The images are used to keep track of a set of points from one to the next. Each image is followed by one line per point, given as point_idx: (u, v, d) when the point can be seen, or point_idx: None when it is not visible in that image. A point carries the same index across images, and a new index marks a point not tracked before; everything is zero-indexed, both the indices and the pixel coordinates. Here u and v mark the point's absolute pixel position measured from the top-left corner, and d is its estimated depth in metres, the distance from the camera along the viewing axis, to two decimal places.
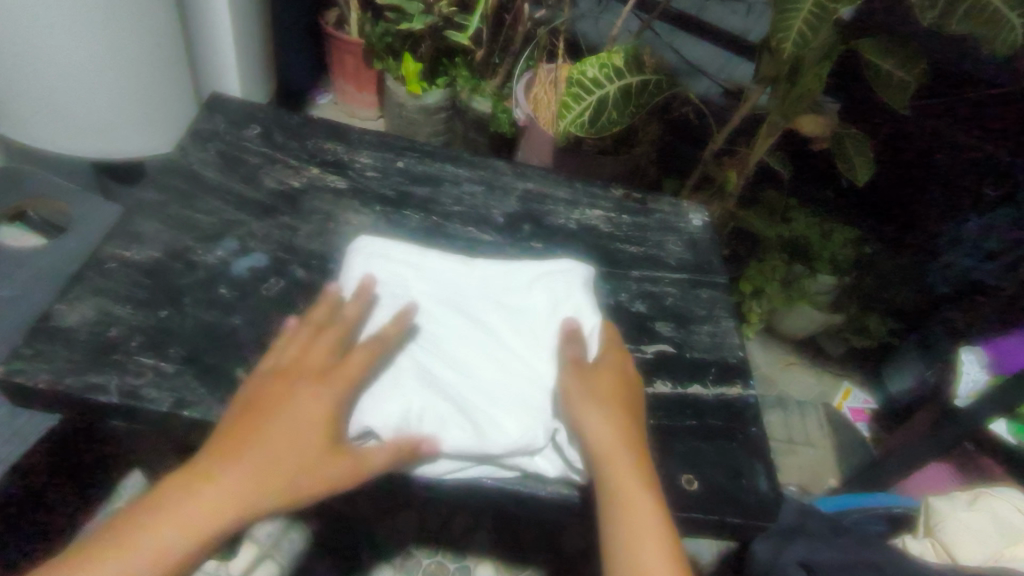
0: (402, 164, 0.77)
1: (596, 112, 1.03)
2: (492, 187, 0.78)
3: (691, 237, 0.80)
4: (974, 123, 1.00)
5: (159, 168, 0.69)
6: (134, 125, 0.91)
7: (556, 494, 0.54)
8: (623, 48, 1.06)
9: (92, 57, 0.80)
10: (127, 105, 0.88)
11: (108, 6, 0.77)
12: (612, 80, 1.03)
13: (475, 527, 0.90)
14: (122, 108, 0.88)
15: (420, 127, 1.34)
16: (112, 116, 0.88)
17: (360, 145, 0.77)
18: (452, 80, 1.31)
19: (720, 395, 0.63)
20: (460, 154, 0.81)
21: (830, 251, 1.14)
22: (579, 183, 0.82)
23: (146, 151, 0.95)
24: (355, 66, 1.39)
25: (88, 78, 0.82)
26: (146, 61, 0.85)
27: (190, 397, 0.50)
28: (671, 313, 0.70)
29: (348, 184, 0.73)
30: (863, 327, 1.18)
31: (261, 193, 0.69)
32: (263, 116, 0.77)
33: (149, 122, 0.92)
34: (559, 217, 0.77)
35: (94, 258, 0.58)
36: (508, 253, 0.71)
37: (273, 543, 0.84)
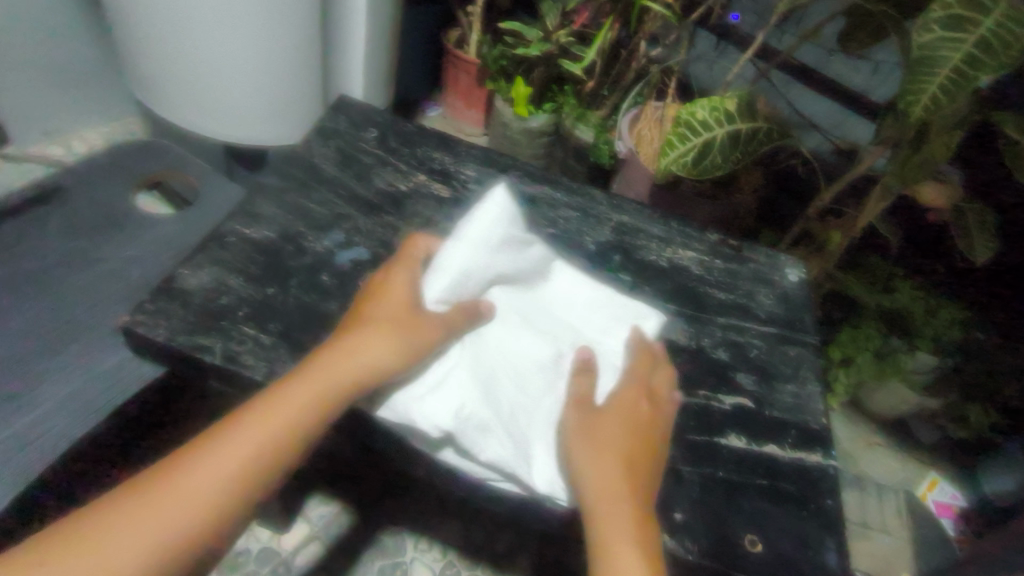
0: (504, 181, 0.79)
1: (701, 154, 1.02)
2: (587, 215, 0.79)
3: (785, 292, 0.77)
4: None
5: (284, 158, 0.74)
6: (266, 114, 0.99)
7: None
8: (737, 94, 1.05)
9: (242, 51, 0.89)
10: (265, 95, 0.96)
11: (261, 9, 0.85)
12: (722, 124, 1.01)
13: (519, 548, 0.89)
14: (260, 99, 0.96)
15: (521, 149, 1.38)
16: (251, 105, 0.96)
17: (466, 158, 0.81)
18: (559, 107, 1.34)
19: (797, 459, 0.60)
20: (560, 180, 0.82)
21: (935, 329, 1.06)
22: (674, 222, 0.82)
23: (273, 139, 1.04)
24: (468, 84, 1.45)
25: (236, 69, 0.91)
26: (286, 60, 0.93)
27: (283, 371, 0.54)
28: (754, 366, 0.68)
29: (450, 194, 0.76)
30: (962, 416, 1.11)
31: (370, 191, 0.73)
32: (382, 121, 0.82)
33: (280, 113, 1.00)
34: (650, 253, 0.77)
35: (218, 232, 0.64)
36: (594, 281, 0.71)
37: (324, 525, 0.87)
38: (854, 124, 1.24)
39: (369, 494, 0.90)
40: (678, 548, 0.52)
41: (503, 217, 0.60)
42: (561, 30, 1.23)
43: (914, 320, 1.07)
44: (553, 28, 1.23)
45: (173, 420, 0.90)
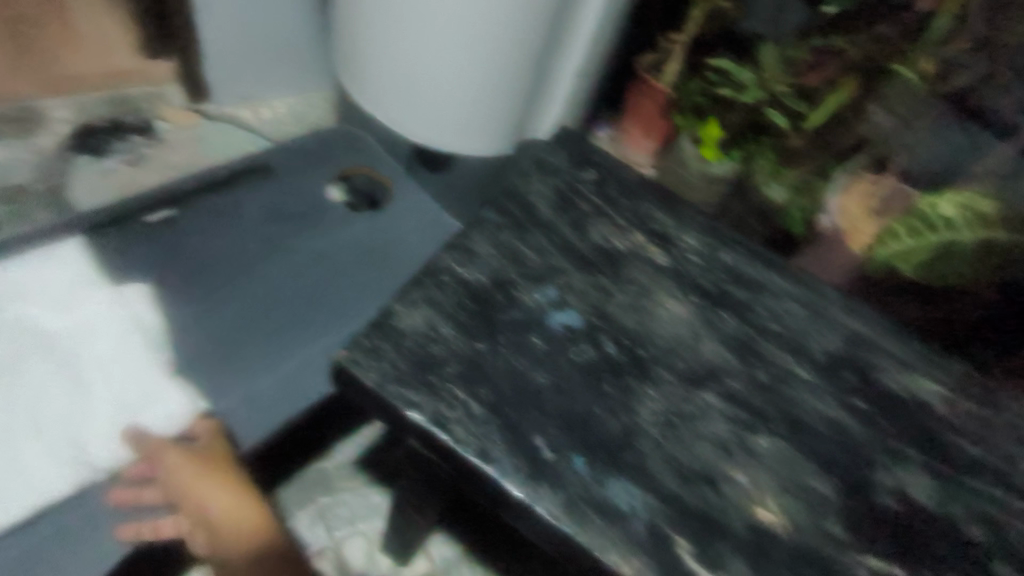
0: (725, 256, 0.70)
1: (934, 254, 0.88)
2: (819, 315, 0.68)
3: None
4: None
5: (500, 191, 0.69)
6: (462, 118, 0.95)
7: None
8: (992, 195, 0.90)
9: (455, 48, 0.85)
10: (466, 99, 0.92)
11: (498, 18, 0.81)
12: (968, 227, 0.87)
13: None
14: (461, 101, 0.92)
15: (696, 193, 1.27)
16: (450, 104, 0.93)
17: (687, 221, 0.72)
18: (753, 158, 1.20)
19: None
20: (786, 262, 0.72)
21: None
22: (919, 342, 0.69)
23: (457, 146, 0.99)
24: (651, 114, 1.33)
25: (446, 65, 0.88)
26: (507, 69, 0.88)
27: (491, 450, 0.48)
28: (1017, 559, 0.54)
29: (669, 263, 0.67)
30: None
31: (585, 244, 0.67)
32: (601, 162, 0.76)
33: (474, 120, 0.96)
34: (888, 377, 0.65)
35: (431, 265, 0.59)
36: (826, 404, 0.60)
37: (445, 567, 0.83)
38: None
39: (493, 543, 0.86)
40: None
41: (56, 265, 0.77)
42: (777, 74, 1.10)
43: None
44: (770, 74, 1.10)
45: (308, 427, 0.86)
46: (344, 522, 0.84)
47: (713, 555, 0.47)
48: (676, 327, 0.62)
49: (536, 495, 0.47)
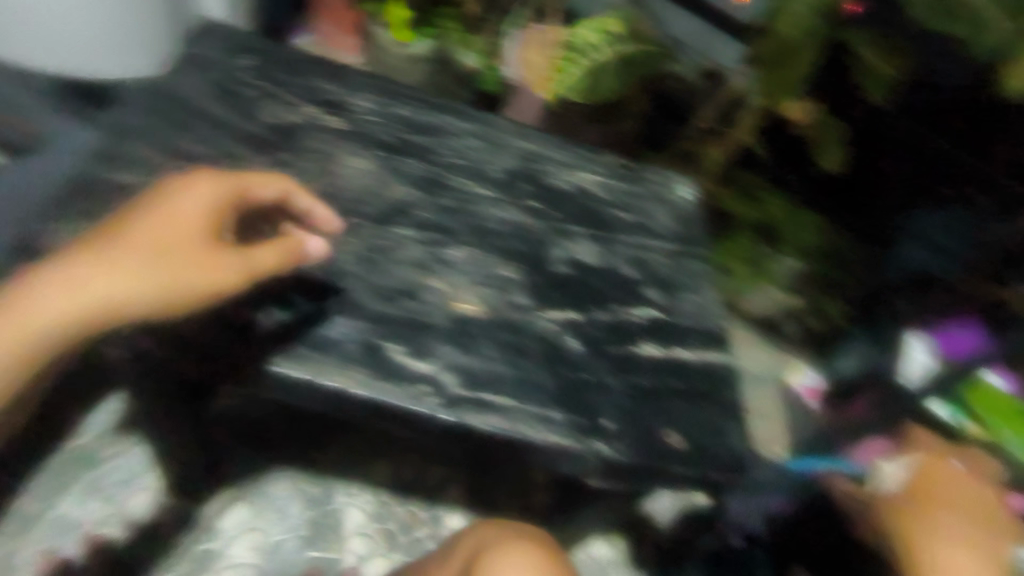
0: (399, 110, 0.76)
1: (593, 76, 1.04)
2: (491, 143, 0.78)
3: (679, 209, 0.83)
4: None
5: (151, 94, 0.66)
6: (101, 38, 0.85)
7: (552, 444, 0.54)
8: (621, 16, 1.07)
9: None
10: (96, 14, 0.82)
11: None
12: (610, 46, 1.04)
13: (450, 478, 0.92)
14: (90, 17, 0.82)
15: (404, 75, 1.31)
16: (80, 24, 0.82)
17: (358, 87, 0.76)
18: (441, 32, 1.28)
19: (704, 360, 0.67)
20: (456, 106, 0.80)
21: (798, 235, 1.18)
22: (575, 147, 0.83)
23: (112, 71, 0.89)
24: (339, 7, 1.35)
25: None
26: None
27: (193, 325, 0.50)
28: (659, 280, 0.72)
29: (347, 127, 0.71)
30: (820, 310, 1.25)
31: (257, 127, 0.67)
32: (258, 48, 0.75)
33: (119, 38, 0.86)
34: (554, 178, 0.78)
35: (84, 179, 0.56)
36: (506, 210, 0.71)
37: (245, 485, 0.84)
38: None
39: (290, 448, 0.87)
40: (612, 453, 0.55)
41: None
42: None
43: (784, 227, 1.19)
44: None
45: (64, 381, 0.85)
46: (122, 480, 0.81)
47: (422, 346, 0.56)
48: (362, 181, 0.67)
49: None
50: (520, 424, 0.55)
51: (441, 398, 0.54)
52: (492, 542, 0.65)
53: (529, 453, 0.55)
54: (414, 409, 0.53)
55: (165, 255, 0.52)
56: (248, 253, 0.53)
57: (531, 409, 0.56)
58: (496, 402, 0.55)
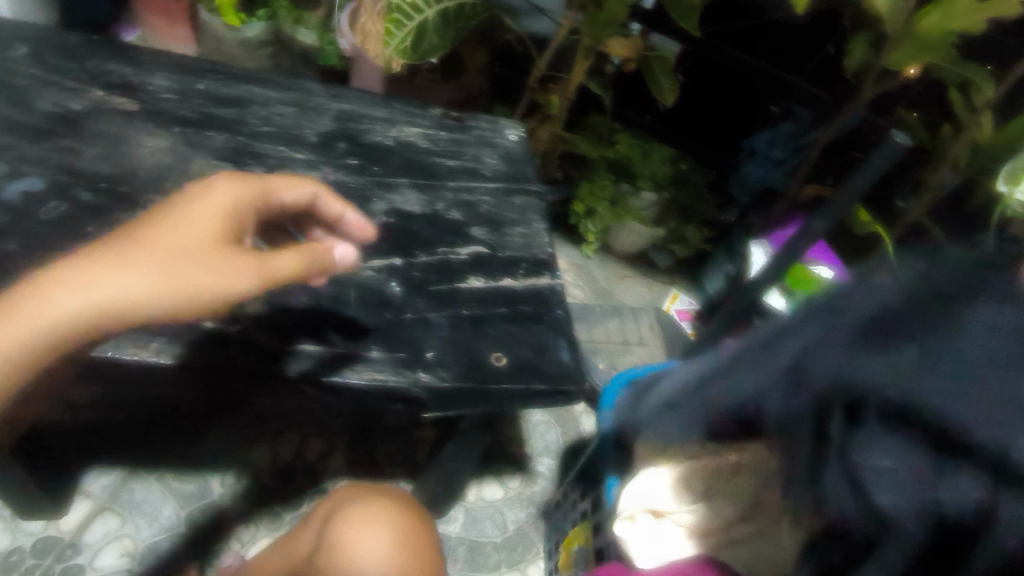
0: (200, 85, 0.74)
1: (417, 37, 1.03)
2: (304, 107, 0.77)
3: (507, 151, 0.85)
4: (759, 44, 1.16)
5: None
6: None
7: (373, 382, 0.56)
8: None
9: None
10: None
11: None
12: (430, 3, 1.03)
13: (331, 452, 0.92)
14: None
15: (243, 63, 1.28)
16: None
17: (150, 66, 0.74)
18: (272, 12, 1.24)
19: (531, 285, 0.69)
20: (263, 74, 0.79)
21: (650, 168, 1.24)
22: (396, 103, 0.84)
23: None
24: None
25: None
26: None
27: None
28: (485, 218, 0.75)
29: (140, 107, 0.69)
30: (681, 237, 1.32)
31: (34, 116, 0.64)
32: (33, 37, 0.72)
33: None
34: (374, 134, 0.78)
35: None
36: (321, 170, 0.71)
37: (111, 495, 0.81)
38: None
39: (157, 450, 0.86)
40: (434, 381, 0.58)
41: None
42: None
43: (634, 162, 1.24)
44: None
45: None
46: None
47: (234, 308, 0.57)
48: (158, 157, 0.65)
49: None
50: (341, 368, 0.56)
51: (254, 354, 0.55)
52: (338, 507, 0.64)
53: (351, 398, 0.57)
54: (229, 368, 0.53)
55: (175, 263, 0.44)
56: (266, 258, 0.47)
57: (351, 352, 0.58)
58: (315, 351, 0.56)
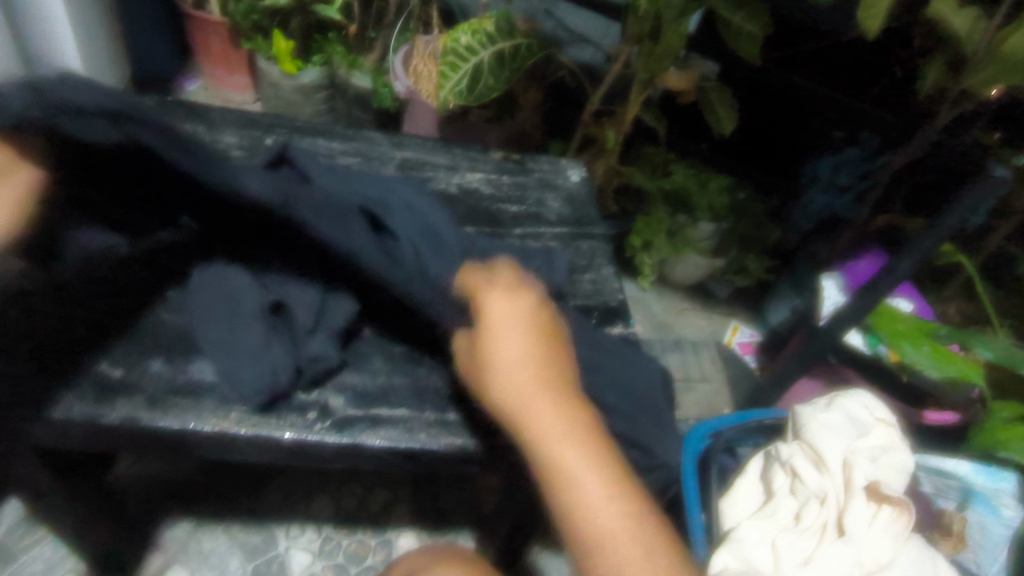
0: (269, 141, 0.75)
1: (472, 80, 1.03)
2: (368, 157, 0.78)
3: (569, 194, 0.83)
4: (821, 69, 1.11)
5: None
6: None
7: (450, 446, 0.55)
8: (493, 14, 1.07)
9: None
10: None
11: None
12: (485, 46, 1.03)
13: (393, 501, 0.90)
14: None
15: (299, 109, 1.29)
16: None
17: (218, 124, 0.75)
18: (328, 57, 1.27)
19: (602, 335, 0.67)
20: (325, 126, 0.80)
21: (708, 199, 1.20)
22: (458, 150, 0.84)
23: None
24: (221, 49, 1.29)
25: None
26: None
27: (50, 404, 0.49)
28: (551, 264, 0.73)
29: None
30: (742, 267, 1.27)
31: None
32: None
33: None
34: (438, 182, 0.78)
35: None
36: None
37: (180, 547, 0.81)
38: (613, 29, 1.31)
39: (223, 500, 0.85)
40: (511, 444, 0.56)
41: None
42: None
43: (691, 193, 1.20)
44: None
45: None
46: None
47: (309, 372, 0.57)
48: None
49: (117, 408, 0.51)
50: (415, 432, 0.55)
51: (327, 421, 0.54)
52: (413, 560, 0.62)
53: (427, 459, 0.55)
54: (306, 436, 0.53)
55: None
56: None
57: (426, 415, 0.57)
58: (391, 415, 0.56)
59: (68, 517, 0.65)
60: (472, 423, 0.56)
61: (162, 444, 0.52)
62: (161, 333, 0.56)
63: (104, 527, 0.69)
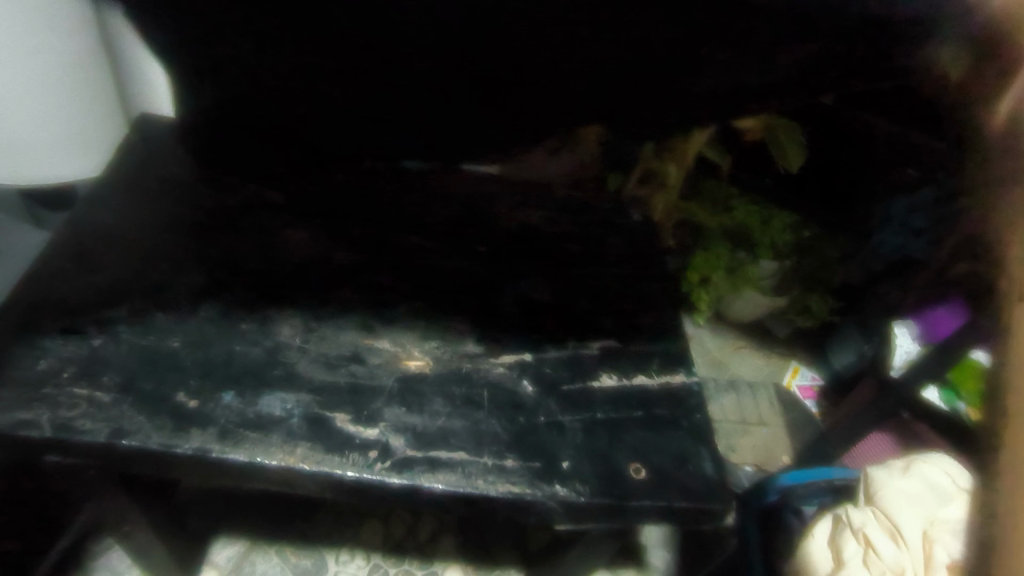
0: None
1: None
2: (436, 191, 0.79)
3: (630, 231, 0.83)
4: (894, 109, 1.07)
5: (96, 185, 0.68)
6: (49, 146, 0.79)
7: (508, 494, 0.54)
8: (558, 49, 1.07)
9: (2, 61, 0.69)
10: (42, 125, 0.77)
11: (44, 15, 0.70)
12: None
13: (441, 532, 0.90)
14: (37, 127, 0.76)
15: None
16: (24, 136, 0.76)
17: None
18: None
19: (665, 383, 0.66)
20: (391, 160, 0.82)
21: (771, 237, 1.18)
22: (521, 184, 0.85)
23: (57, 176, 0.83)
24: None
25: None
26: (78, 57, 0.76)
27: (127, 434, 0.52)
28: (613, 306, 0.73)
29: None
30: (805, 307, 1.24)
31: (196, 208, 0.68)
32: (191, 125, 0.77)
33: (68, 140, 0.81)
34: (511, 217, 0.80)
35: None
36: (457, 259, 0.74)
37: (234, 566, 0.82)
38: None
39: (277, 522, 0.87)
40: (570, 494, 0.55)
41: None
42: None
43: (752, 231, 1.19)
44: None
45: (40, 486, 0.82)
46: None
47: (370, 412, 0.58)
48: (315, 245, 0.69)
49: (190, 439, 0.53)
50: (474, 478, 0.55)
51: (387, 461, 0.55)
52: None
53: (486, 504, 0.54)
54: (367, 476, 0.53)
55: None
56: None
57: (485, 459, 0.56)
58: (450, 459, 0.56)
59: (135, 533, 0.68)
60: (530, 472, 0.56)
61: (232, 476, 0.54)
62: (232, 365, 0.59)
63: (166, 543, 0.71)
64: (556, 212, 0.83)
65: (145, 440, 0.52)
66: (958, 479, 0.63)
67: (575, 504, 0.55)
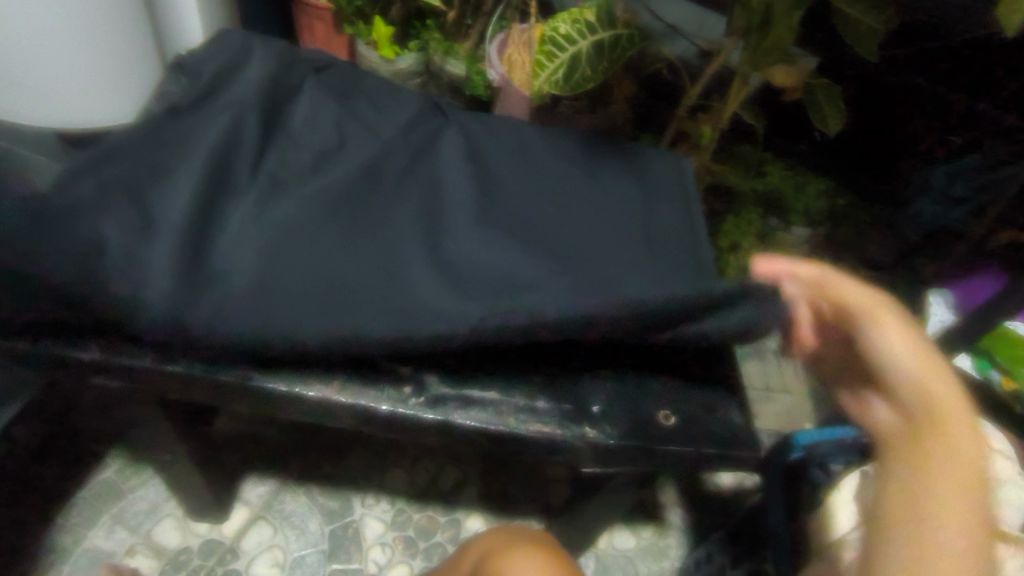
0: (372, 117, 0.77)
1: (570, 69, 1.01)
2: (469, 139, 0.78)
3: (663, 188, 0.82)
4: (955, 72, 1.04)
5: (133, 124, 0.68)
6: (89, 84, 0.80)
7: (538, 433, 0.56)
8: (593, 3, 1.05)
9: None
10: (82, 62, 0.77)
11: None
12: (585, 35, 1.01)
13: (464, 481, 0.92)
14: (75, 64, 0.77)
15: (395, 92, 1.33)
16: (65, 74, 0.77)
17: (314, 95, 0.75)
18: (424, 44, 1.29)
19: None
20: (421, 107, 0.80)
21: (805, 203, 1.15)
22: (555, 138, 0.84)
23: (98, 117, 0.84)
24: (325, 32, 1.33)
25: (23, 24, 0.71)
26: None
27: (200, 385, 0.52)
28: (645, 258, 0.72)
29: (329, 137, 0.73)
30: (836, 277, 1.21)
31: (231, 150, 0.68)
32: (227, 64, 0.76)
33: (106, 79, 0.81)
34: (544, 167, 0.80)
35: (53, 210, 0.56)
36: (491, 199, 0.73)
37: (265, 504, 0.85)
38: (710, 21, 1.26)
39: (306, 465, 0.89)
40: (600, 437, 0.56)
41: None
42: None
43: (786, 196, 1.16)
44: None
45: (85, 421, 0.85)
46: (143, 518, 0.81)
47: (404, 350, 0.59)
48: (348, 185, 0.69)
49: (231, 369, 0.54)
50: (505, 416, 0.56)
51: (421, 397, 0.56)
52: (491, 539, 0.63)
53: (516, 441, 0.56)
54: (402, 411, 0.55)
55: None
56: None
57: (515, 399, 0.57)
58: (483, 398, 0.57)
59: (176, 465, 0.70)
60: (561, 419, 0.57)
61: (271, 405, 0.55)
62: None
63: (203, 477, 0.73)
64: (589, 165, 0.82)
65: (188, 367, 0.54)
66: (987, 438, 0.62)
67: (601, 447, 0.56)
